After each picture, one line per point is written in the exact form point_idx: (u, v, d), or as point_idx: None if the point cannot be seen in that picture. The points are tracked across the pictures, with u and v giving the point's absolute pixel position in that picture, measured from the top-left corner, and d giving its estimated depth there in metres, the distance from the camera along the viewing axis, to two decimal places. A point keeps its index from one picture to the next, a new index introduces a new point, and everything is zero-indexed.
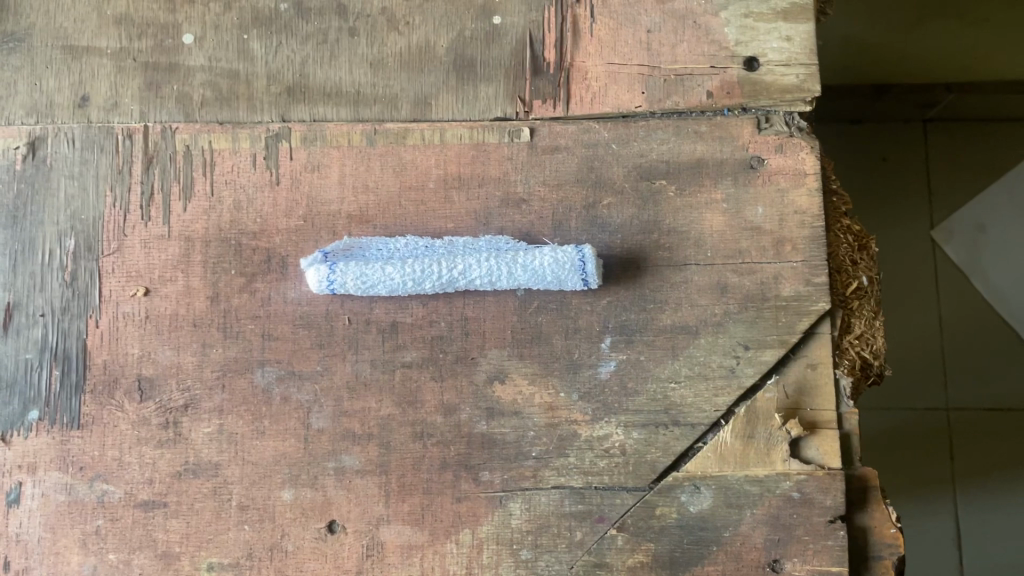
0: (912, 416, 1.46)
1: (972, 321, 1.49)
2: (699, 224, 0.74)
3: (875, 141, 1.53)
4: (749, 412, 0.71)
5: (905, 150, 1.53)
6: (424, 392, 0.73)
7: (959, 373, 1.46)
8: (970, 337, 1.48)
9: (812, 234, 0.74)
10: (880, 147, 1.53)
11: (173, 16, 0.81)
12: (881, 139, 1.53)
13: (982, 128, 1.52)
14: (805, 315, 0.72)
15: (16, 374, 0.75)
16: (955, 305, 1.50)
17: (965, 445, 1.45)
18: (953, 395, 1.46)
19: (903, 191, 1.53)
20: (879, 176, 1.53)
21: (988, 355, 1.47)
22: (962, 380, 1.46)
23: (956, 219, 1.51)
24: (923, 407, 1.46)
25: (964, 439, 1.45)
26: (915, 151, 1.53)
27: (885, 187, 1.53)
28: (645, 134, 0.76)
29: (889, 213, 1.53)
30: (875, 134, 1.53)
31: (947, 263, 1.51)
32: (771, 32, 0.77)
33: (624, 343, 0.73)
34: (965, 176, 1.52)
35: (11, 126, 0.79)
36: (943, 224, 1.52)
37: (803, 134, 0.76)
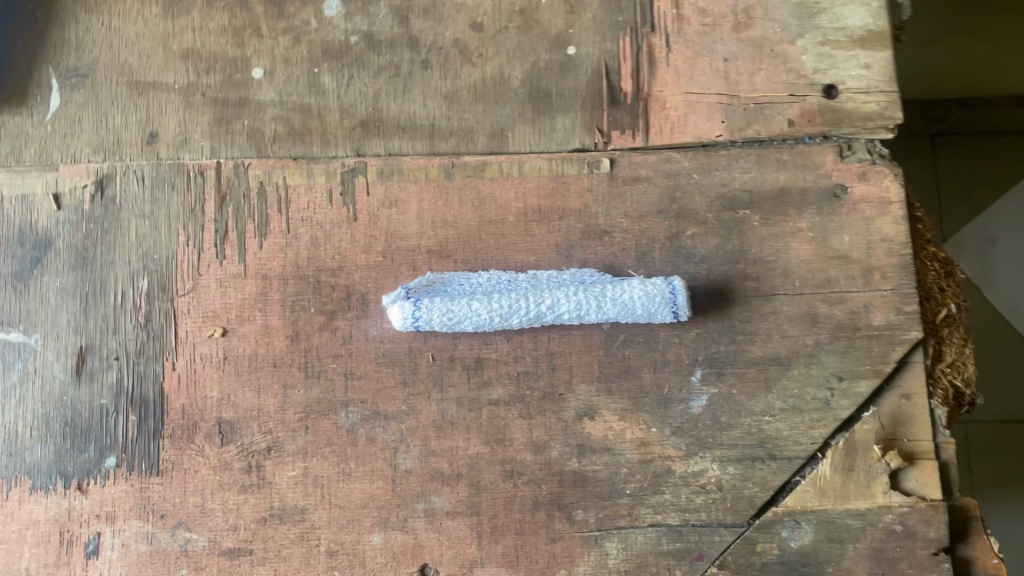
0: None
1: (989, 337, 1.48)
2: (785, 254, 0.74)
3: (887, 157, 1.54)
4: (847, 444, 0.70)
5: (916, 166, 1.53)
6: (513, 429, 0.72)
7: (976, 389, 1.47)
8: (986, 350, 1.48)
9: (901, 262, 0.73)
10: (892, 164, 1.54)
11: (241, 50, 0.79)
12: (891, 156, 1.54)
13: (990, 142, 1.53)
14: (899, 344, 0.71)
15: (91, 420, 0.73)
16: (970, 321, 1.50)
17: (988, 462, 1.45)
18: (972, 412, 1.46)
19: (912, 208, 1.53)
20: None
21: (1005, 370, 1.47)
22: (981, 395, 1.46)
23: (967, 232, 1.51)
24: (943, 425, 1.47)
25: (987, 456, 1.45)
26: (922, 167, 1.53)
27: None
28: (726, 163, 0.76)
29: None
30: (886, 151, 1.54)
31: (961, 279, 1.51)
32: (849, 60, 0.77)
33: (715, 376, 0.72)
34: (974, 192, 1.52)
35: (76, 165, 0.77)
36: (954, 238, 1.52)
37: (885, 161, 0.76)
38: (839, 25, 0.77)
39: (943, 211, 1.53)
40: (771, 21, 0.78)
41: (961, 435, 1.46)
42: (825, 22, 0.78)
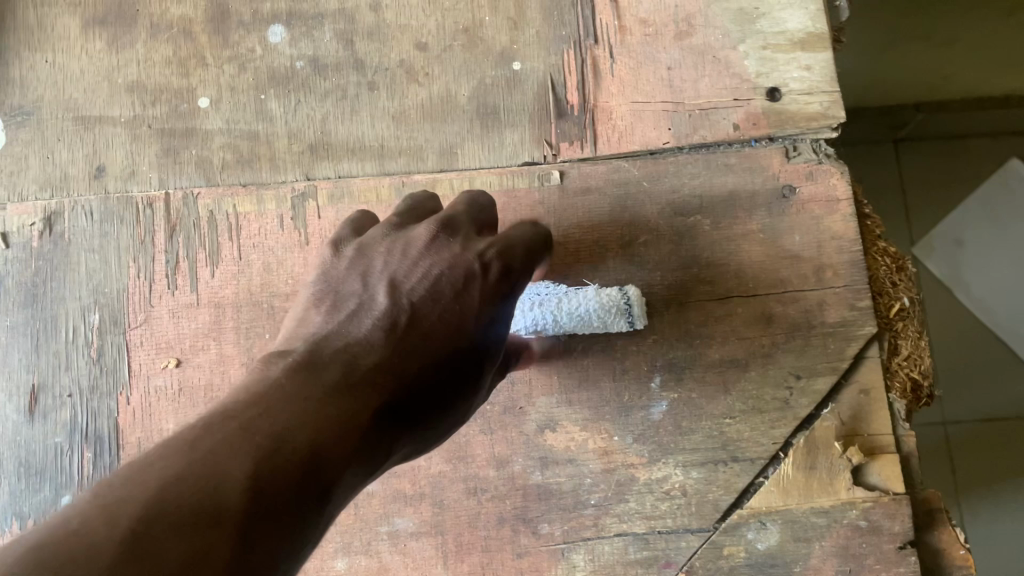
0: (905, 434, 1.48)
1: (962, 334, 1.49)
2: (737, 256, 0.74)
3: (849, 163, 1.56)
4: (808, 441, 0.70)
5: (881, 170, 1.55)
6: (475, 446, 0.71)
7: (952, 386, 1.48)
8: (956, 348, 1.49)
9: (852, 258, 0.74)
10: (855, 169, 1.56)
11: (186, 81, 0.79)
12: (855, 162, 1.56)
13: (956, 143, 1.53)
14: (854, 340, 0.72)
15: (45, 459, 0.71)
16: (944, 319, 1.50)
17: (967, 459, 1.45)
18: (948, 409, 1.47)
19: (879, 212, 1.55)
20: None
21: (979, 365, 1.47)
22: (954, 393, 1.47)
23: (935, 237, 1.52)
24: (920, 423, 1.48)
25: (966, 454, 1.45)
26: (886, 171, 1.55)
27: None
28: (675, 170, 0.76)
29: None
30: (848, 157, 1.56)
31: (930, 278, 1.52)
32: (790, 62, 0.78)
33: (674, 381, 0.72)
34: (941, 193, 1.53)
35: (24, 203, 0.77)
36: (922, 241, 1.54)
37: (831, 160, 0.76)
38: (778, 28, 0.78)
39: (910, 221, 1.54)
40: (711, 29, 0.79)
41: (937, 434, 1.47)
42: (765, 27, 0.79)
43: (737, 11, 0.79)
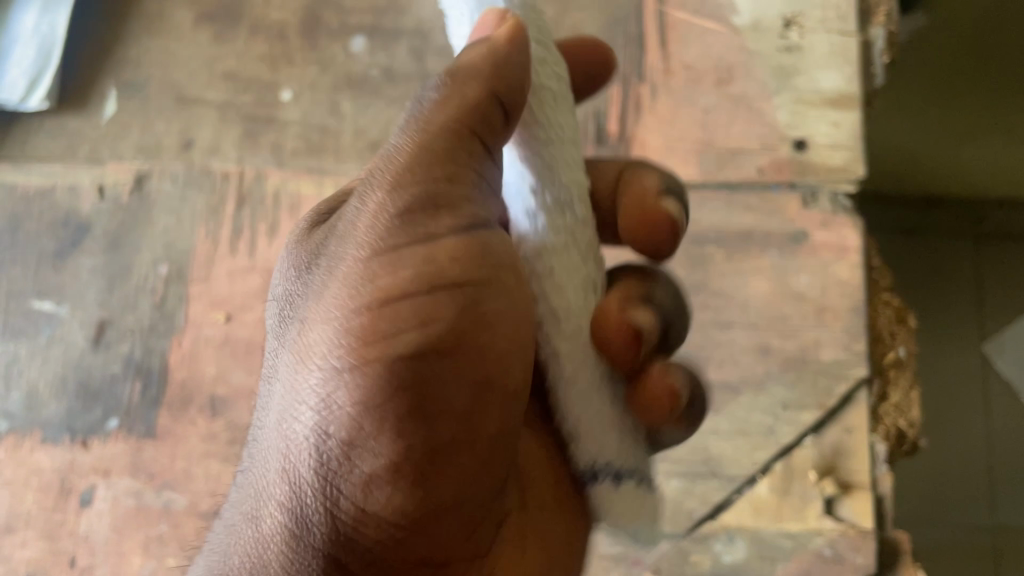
0: (943, 533, 1.40)
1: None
2: (744, 289, 0.79)
3: (927, 252, 1.50)
4: (786, 467, 0.74)
5: (960, 262, 1.50)
6: None
7: (1009, 492, 1.41)
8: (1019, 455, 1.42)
9: (853, 304, 0.77)
10: (937, 262, 1.50)
11: (275, 76, 0.90)
12: (937, 249, 1.50)
13: None
14: (844, 380, 0.75)
15: (102, 384, 0.81)
16: (1007, 422, 1.43)
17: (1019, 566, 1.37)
18: (1002, 513, 1.40)
19: (953, 305, 1.49)
20: (931, 292, 1.50)
21: None
22: (1010, 497, 1.41)
23: (1008, 336, 1.45)
24: (972, 524, 1.40)
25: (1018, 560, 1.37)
26: (964, 263, 1.50)
27: (935, 302, 1.50)
28: (698, 202, 0.82)
29: (941, 332, 1.48)
30: (926, 245, 1.50)
31: (999, 380, 1.44)
32: (819, 118, 0.83)
33: None
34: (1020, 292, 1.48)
35: (122, 163, 0.88)
36: (995, 337, 1.46)
37: (846, 212, 0.81)
38: (812, 86, 0.84)
39: (984, 318, 1.47)
40: (750, 80, 0.85)
41: (989, 539, 1.39)
42: (800, 84, 0.84)
43: (775, 67, 0.85)
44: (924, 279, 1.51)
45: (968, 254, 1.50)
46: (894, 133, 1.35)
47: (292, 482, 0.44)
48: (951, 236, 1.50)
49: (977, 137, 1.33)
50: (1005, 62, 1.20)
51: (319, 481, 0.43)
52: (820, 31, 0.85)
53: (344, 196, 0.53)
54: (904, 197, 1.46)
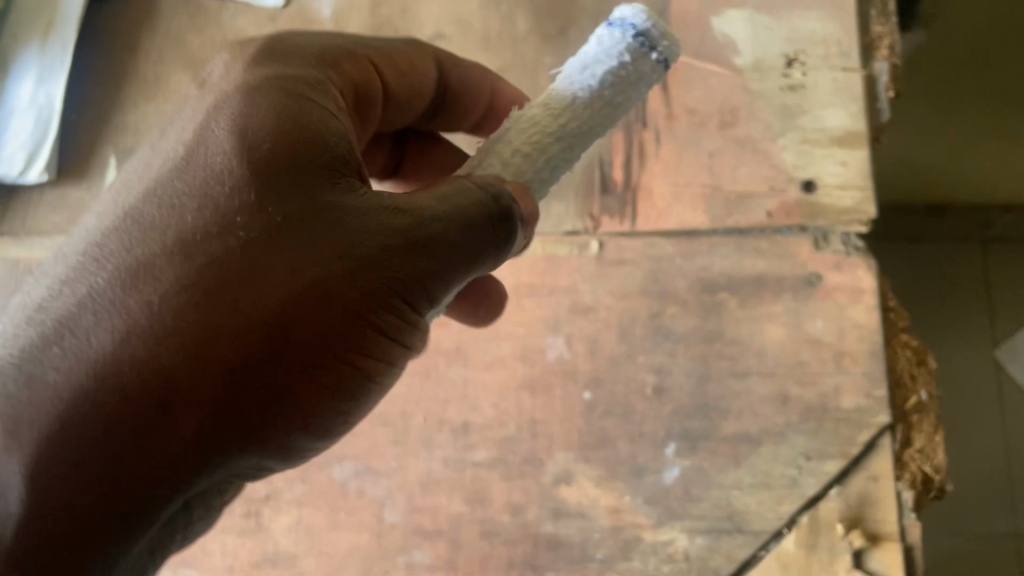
0: (961, 542, 1.43)
1: None
2: (759, 336, 0.78)
3: (928, 258, 1.55)
4: (812, 520, 0.72)
5: (966, 268, 1.54)
6: (494, 491, 0.77)
7: None
8: None
9: (872, 348, 0.76)
10: (939, 265, 1.55)
11: None
12: (938, 252, 1.55)
13: None
14: (867, 427, 0.74)
15: None
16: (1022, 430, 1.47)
17: None
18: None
19: (963, 308, 1.53)
20: (934, 297, 1.55)
21: None
22: None
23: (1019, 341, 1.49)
24: (993, 533, 1.43)
25: None
26: (970, 266, 1.54)
27: (940, 307, 1.54)
28: (708, 248, 0.81)
29: (949, 335, 1.53)
30: (921, 252, 1.55)
31: (1011, 388, 1.49)
32: (827, 157, 0.82)
33: (688, 450, 0.75)
34: None
35: None
36: (1005, 343, 1.51)
37: (860, 253, 0.79)
38: (818, 125, 0.83)
39: (994, 324, 1.52)
40: (755, 121, 0.84)
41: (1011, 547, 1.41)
42: (806, 123, 0.83)
43: (780, 106, 0.84)
44: (930, 279, 1.55)
45: (973, 257, 1.54)
46: (902, 140, 1.42)
47: (186, 358, 0.44)
48: (954, 241, 1.54)
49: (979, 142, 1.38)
50: (1002, 53, 1.27)
51: (237, 382, 0.45)
52: (824, 68, 0.84)
53: (306, 89, 0.52)
54: (905, 207, 1.50)
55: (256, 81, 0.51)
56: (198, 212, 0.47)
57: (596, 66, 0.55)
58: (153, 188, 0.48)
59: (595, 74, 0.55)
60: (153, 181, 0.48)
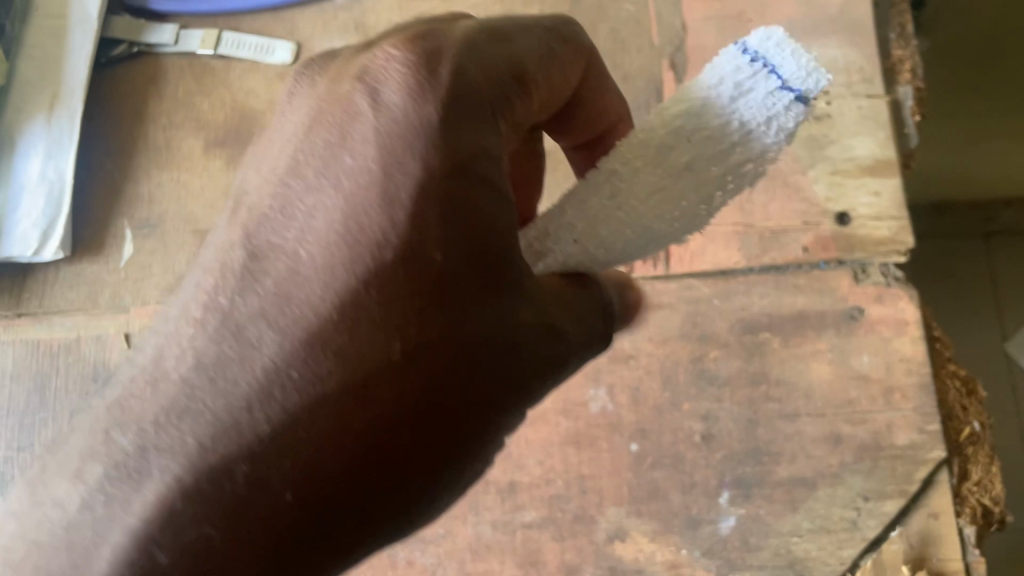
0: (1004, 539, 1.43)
1: None
2: (805, 375, 0.76)
3: (934, 258, 1.56)
4: (876, 564, 0.71)
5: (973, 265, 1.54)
6: (546, 552, 0.75)
7: None
8: None
9: (921, 381, 0.75)
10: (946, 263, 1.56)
11: None
12: (944, 250, 1.55)
13: None
14: (923, 463, 0.73)
15: None
16: None
17: None
18: None
19: (972, 302, 1.54)
20: (943, 293, 1.56)
21: None
22: None
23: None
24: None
25: None
26: (978, 263, 1.54)
27: (952, 304, 1.55)
28: (746, 288, 0.79)
29: (960, 330, 1.54)
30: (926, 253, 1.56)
31: None
32: (859, 187, 0.81)
33: (742, 498, 0.74)
34: None
35: (147, 307, 0.85)
36: (1016, 336, 1.51)
37: (900, 283, 0.78)
38: (847, 155, 0.82)
39: (1004, 316, 1.52)
40: (783, 154, 0.83)
41: None
42: (835, 154, 0.82)
43: (807, 138, 0.83)
44: (935, 279, 1.56)
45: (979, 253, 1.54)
46: (928, 156, 1.41)
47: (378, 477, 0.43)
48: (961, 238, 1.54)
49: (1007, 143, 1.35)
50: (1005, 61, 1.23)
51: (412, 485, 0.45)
52: (848, 96, 0.83)
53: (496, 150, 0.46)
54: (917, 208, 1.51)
55: (452, 152, 0.44)
56: (409, 325, 0.43)
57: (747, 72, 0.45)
58: (349, 285, 0.42)
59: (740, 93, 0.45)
60: (346, 278, 0.42)
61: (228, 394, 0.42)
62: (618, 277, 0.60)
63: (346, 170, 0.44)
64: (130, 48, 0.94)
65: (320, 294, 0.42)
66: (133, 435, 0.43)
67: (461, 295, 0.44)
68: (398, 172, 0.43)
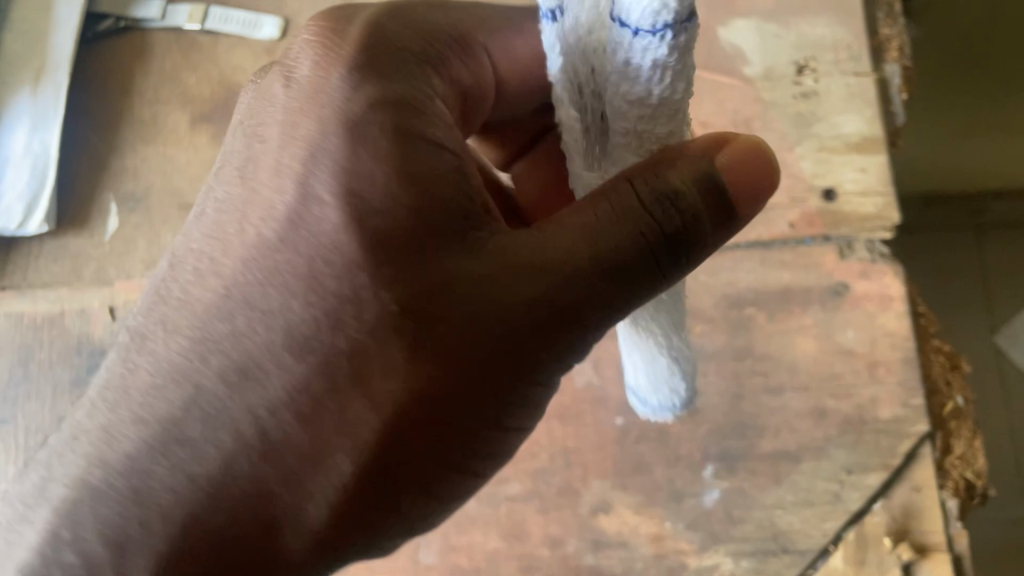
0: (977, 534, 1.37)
1: None
2: (790, 350, 0.76)
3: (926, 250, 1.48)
4: (858, 536, 0.71)
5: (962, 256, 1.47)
6: (530, 525, 0.75)
7: None
8: None
9: (905, 356, 0.75)
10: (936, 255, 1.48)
11: None
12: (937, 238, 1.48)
13: None
14: (906, 437, 0.73)
15: None
16: None
17: None
18: None
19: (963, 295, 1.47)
20: (936, 283, 1.48)
21: None
22: None
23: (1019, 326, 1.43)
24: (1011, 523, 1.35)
25: None
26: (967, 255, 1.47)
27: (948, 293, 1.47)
28: (732, 263, 0.80)
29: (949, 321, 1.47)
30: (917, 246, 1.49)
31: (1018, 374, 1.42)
32: (846, 164, 0.81)
33: (726, 471, 0.74)
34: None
35: (132, 280, 0.85)
36: (1006, 328, 1.44)
37: (886, 259, 0.78)
38: (834, 132, 0.82)
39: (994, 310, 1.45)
40: (771, 131, 0.83)
41: None
42: (822, 130, 0.82)
43: (793, 115, 0.83)
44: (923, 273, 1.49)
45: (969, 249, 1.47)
46: (911, 146, 1.39)
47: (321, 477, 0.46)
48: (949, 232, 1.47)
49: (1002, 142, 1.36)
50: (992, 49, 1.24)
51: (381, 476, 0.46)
52: (835, 74, 0.83)
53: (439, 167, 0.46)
54: (907, 201, 1.45)
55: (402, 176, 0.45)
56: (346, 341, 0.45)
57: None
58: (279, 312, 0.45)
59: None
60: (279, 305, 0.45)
61: (173, 431, 0.47)
62: (742, 145, 0.46)
63: (284, 199, 0.46)
64: (116, 22, 0.93)
65: (266, 321, 0.46)
66: (98, 470, 0.48)
67: (419, 279, 0.44)
68: (324, 167, 0.45)
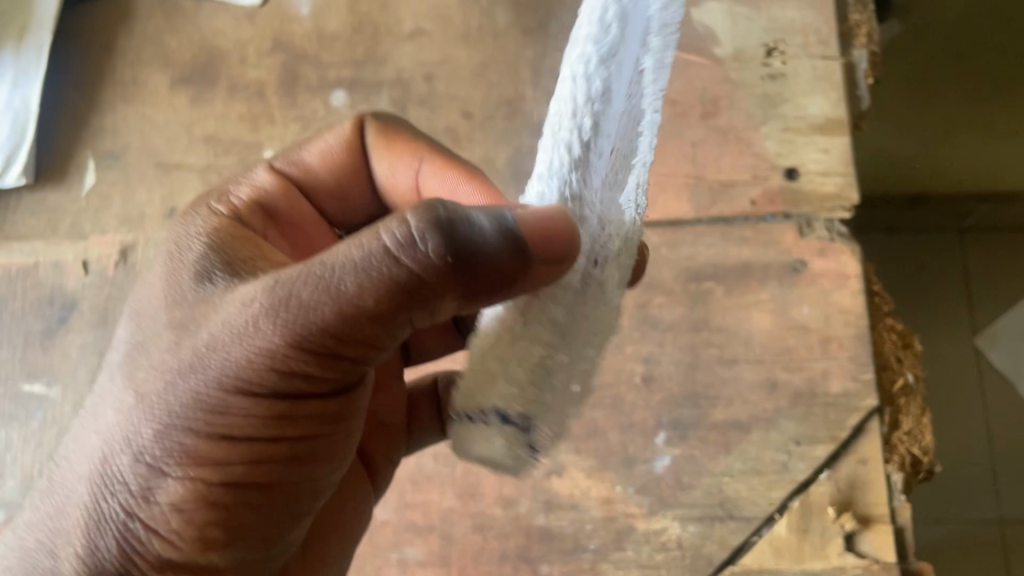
0: (945, 529, 1.39)
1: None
2: (746, 324, 0.78)
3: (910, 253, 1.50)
4: (802, 505, 0.72)
5: (944, 257, 1.49)
6: (484, 485, 0.77)
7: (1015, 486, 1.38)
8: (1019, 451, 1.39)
9: (858, 332, 0.77)
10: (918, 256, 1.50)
11: (255, 135, 0.88)
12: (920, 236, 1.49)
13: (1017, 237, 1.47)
14: (855, 410, 0.74)
15: None
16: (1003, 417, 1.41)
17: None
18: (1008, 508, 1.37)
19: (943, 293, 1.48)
20: (916, 281, 1.49)
21: None
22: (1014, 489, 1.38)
23: (1001, 327, 1.44)
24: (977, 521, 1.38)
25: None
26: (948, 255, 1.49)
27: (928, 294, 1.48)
28: (693, 238, 0.81)
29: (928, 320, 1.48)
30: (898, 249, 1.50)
31: (993, 374, 1.43)
32: (809, 145, 0.82)
33: (678, 438, 0.75)
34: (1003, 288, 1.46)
35: (106, 235, 0.86)
36: (986, 330, 1.45)
37: (843, 239, 0.80)
38: (799, 113, 0.83)
39: (974, 309, 1.46)
40: (738, 111, 0.84)
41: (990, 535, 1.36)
42: (787, 112, 0.83)
43: (760, 96, 0.84)
44: (905, 272, 1.50)
45: (950, 249, 1.49)
46: (875, 134, 1.35)
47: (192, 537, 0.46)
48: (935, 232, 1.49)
49: (970, 138, 1.31)
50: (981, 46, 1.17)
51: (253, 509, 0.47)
52: (803, 57, 0.85)
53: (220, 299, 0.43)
54: (892, 199, 1.44)
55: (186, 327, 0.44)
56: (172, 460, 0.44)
57: (576, 139, 0.42)
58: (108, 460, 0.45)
59: (604, 127, 0.43)
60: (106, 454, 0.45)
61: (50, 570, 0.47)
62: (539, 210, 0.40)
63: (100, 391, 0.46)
64: None
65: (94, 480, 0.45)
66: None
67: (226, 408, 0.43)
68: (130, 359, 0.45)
